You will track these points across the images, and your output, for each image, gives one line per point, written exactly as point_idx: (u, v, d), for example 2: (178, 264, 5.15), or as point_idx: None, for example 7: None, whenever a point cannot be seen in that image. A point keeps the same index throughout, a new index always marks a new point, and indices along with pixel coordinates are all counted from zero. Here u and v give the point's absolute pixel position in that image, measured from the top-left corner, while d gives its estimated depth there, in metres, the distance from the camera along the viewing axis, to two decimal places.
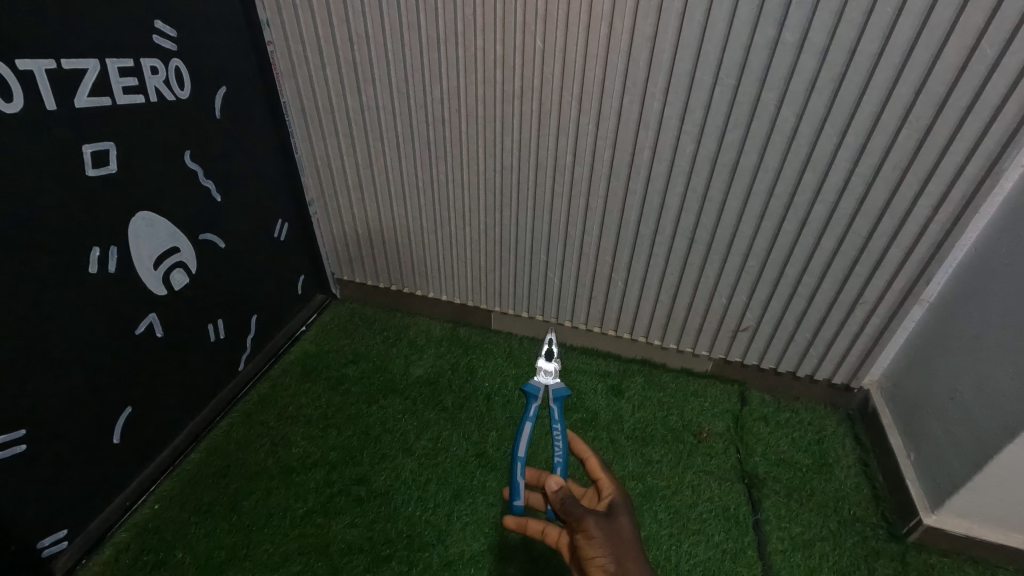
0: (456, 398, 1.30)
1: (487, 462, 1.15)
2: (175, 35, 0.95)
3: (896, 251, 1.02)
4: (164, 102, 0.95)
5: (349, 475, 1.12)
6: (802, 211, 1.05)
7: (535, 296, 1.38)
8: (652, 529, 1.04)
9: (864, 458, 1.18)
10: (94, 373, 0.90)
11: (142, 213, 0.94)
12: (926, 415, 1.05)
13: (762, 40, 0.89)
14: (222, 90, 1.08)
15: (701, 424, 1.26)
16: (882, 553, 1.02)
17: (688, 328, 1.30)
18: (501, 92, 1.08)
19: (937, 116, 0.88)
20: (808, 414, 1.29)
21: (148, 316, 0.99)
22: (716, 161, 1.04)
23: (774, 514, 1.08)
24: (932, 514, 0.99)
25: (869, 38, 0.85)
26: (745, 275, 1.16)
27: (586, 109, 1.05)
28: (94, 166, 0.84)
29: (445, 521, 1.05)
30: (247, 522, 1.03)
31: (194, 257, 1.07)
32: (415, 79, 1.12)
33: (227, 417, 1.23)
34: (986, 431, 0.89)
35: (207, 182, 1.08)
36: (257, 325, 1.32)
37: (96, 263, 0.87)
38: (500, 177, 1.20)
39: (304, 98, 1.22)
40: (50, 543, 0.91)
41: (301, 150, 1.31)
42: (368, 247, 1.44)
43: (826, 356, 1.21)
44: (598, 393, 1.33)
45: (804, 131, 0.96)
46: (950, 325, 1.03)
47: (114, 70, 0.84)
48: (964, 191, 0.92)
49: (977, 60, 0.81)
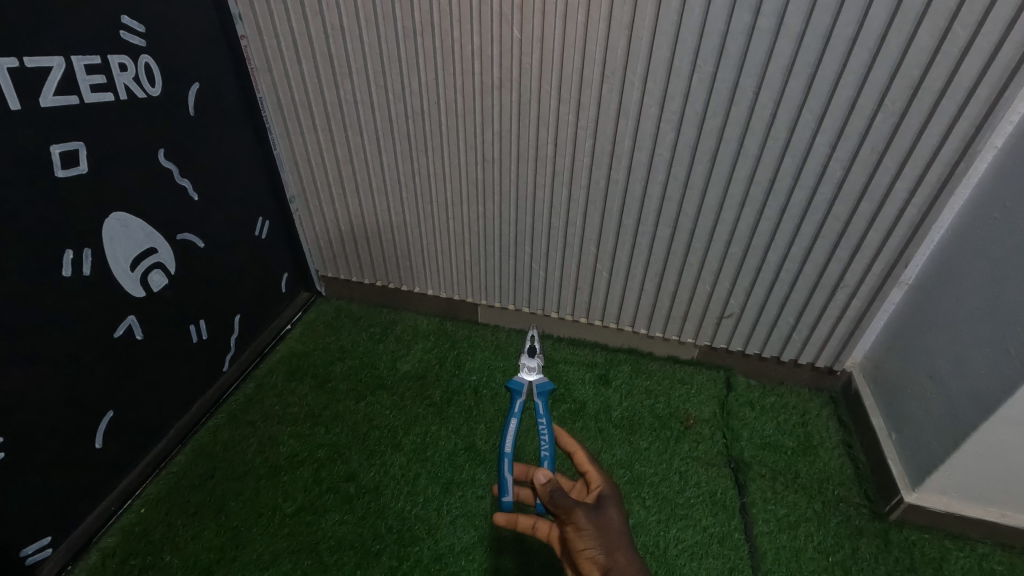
0: (444, 392, 1.30)
1: (476, 455, 1.16)
2: (143, 31, 0.93)
3: (874, 235, 1.03)
4: (135, 100, 0.93)
5: (338, 472, 1.12)
6: (783, 196, 1.05)
7: (521, 288, 1.38)
8: (640, 516, 1.05)
9: (847, 440, 1.20)
10: (72, 377, 0.89)
11: (117, 214, 0.92)
12: (905, 396, 1.07)
13: (739, 26, 0.89)
14: (195, 86, 1.06)
15: (688, 410, 1.27)
16: (865, 531, 1.04)
17: (674, 316, 1.30)
18: (480, 84, 1.07)
19: (912, 99, 0.88)
20: (792, 398, 1.31)
21: (127, 319, 0.98)
22: (696, 149, 1.04)
23: (760, 496, 1.09)
24: (914, 492, 1.01)
25: (843, 23, 0.85)
26: (727, 262, 1.17)
27: (566, 99, 1.04)
28: (63, 167, 0.82)
29: (435, 515, 1.05)
30: (235, 522, 1.03)
31: (172, 257, 1.06)
32: (393, 72, 1.11)
33: (213, 417, 1.22)
34: (963, 409, 0.90)
35: (183, 182, 1.06)
36: (240, 325, 1.30)
37: (70, 266, 0.86)
38: (481, 170, 1.19)
39: (281, 94, 1.21)
40: (34, 551, 0.90)
41: (280, 147, 1.29)
42: (352, 244, 1.43)
43: (810, 340, 1.22)
44: (586, 383, 1.33)
45: (782, 117, 0.96)
46: (927, 306, 1.05)
47: (80, 68, 0.83)
48: (941, 173, 0.93)
49: (950, 43, 0.82)
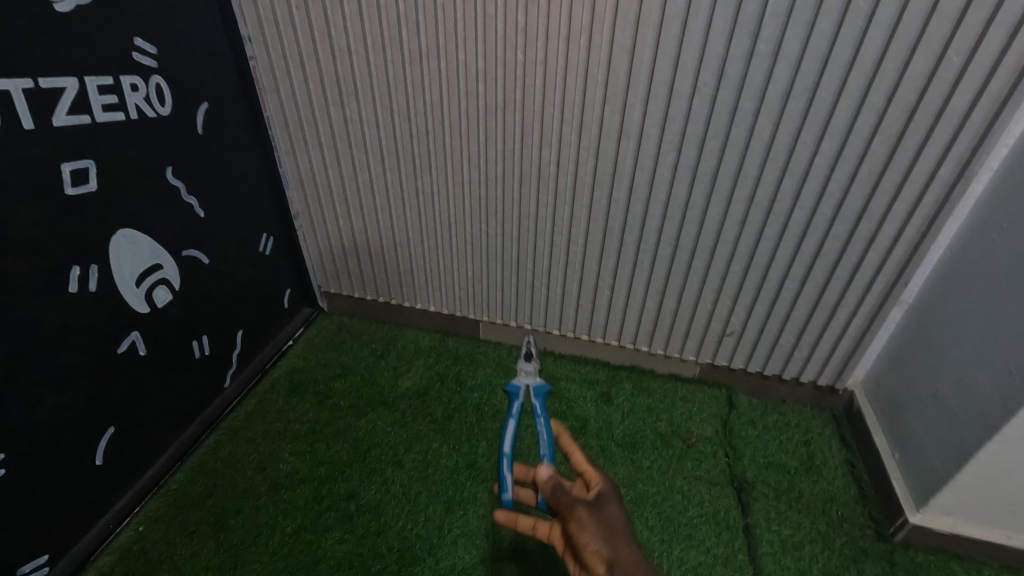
0: (446, 409, 1.29)
1: (477, 473, 1.15)
2: (155, 52, 0.95)
3: (874, 255, 1.04)
4: (145, 119, 0.95)
5: (339, 490, 1.11)
6: (782, 216, 1.06)
7: (523, 305, 1.39)
8: (642, 536, 1.05)
9: (850, 459, 1.20)
10: (75, 393, 0.89)
11: (124, 231, 0.93)
12: (907, 415, 1.07)
13: (738, 51, 0.91)
14: (204, 106, 1.08)
15: (690, 429, 1.26)
16: (870, 553, 1.03)
17: (675, 333, 1.30)
18: (484, 104, 1.09)
19: (908, 122, 0.90)
20: (794, 417, 1.30)
21: (131, 334, 0.98)
22: (696, 169, 1.06)
23: (763, 516, 1.08)
24: (918, 513, 1.01)
25: (840, 48, 0.87)
26: (728, 280, 1.18)
27: (568, 120, 1.06)
28: (73, 185, 0.84)
29: (437, 534, 1.04)
30: (235, 541, 1.02)
31: (177, 274, 1.07)
32: (399, 93, 1.13)
33: (213, 434, 1.22)
34: (966, 429, 0.90)
35: (190, 199, 1.07)
36: (243, 341, 1.30)
37: (77, 282, 0.86)
38: (484, 188, 1.21)
39: (287, 113, 1.23)
40: (30, 570, 0.89)
41: (286, 165, 1.31)
42: (355, 260, 1.44)
43: (812, 358, 1.22)
44: (588, 400, 1.33)
45: (781, 139, 0.98)
46: (927, 325, 1.05)
47: (92, 88, 0.84)
48: (938, 194, 0.95)
49: (944, 68, 0.84)
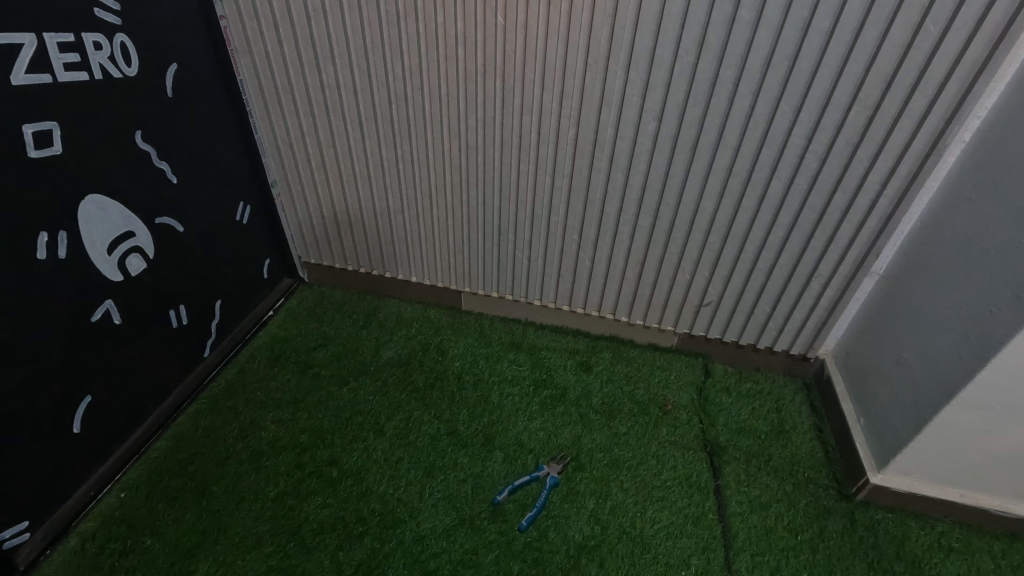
0: (427, 377, 1.31)
1: (458, 440, 1.17)
2: (119, 9, 0.91)
3: (848, 226, 1.06)
4: (111, 80, 0.91)
5: (321, 457, 1.12)
6: (760, 187, 1.07)
7: (505, 276, 1.39)
8: (618, 498, 1.08)
9: (818, 424, 1.24)
10: (47, 361, 0.88)
11: (93, 196, 0.91)
12: (874, 382, 1.11)
13: (720, 17, 0.90)
14: (173, 68, 1.04)
15: (666, 396, 1.30)
16: (833, 511, 1.08)
17: (654, 304, 1.32)
18: (464, 70, 1.07)
19: (885, 93, 0.91)
20: (768, 384, 1.34)
21: (104, 303, 0.97)
22: (677, 139, 1.06)
23: (733, 478, 1.13)
24: (878, 474, 1.06)
25: (821, 16, 0.86)
26: (707, 250, 1.19)
27: (549, 87, 1.05)
28: (36, 148, 0.81)
29: (418, 498, 1.06)
30: (217, 506, 1.03)
31: (151, 242, 1.05)
32: (377, 56, 1.10)
33: (194, 403, 1.21)
34: (927, 394, 0.94)
35: (161, 164, 1.04)
36: (221, 311, 1.29)
37: (45, 249, 0.85)
38: (465, 157, 1.19)
39: (262, 77, 1.19)
40: (10, 535, 0.90)
41: (262, 131, 1.28)
42: (335, 230, 1.42)
43: (785, 328, 1.25)
44: (567, 368, 1.35)
45: (760, 109, 0.98)
46: (896, 296, 1.08)
47: (53, 45, 0.81)
48: (911, 166, 0.96)
49: (922, 38, 0.84)
